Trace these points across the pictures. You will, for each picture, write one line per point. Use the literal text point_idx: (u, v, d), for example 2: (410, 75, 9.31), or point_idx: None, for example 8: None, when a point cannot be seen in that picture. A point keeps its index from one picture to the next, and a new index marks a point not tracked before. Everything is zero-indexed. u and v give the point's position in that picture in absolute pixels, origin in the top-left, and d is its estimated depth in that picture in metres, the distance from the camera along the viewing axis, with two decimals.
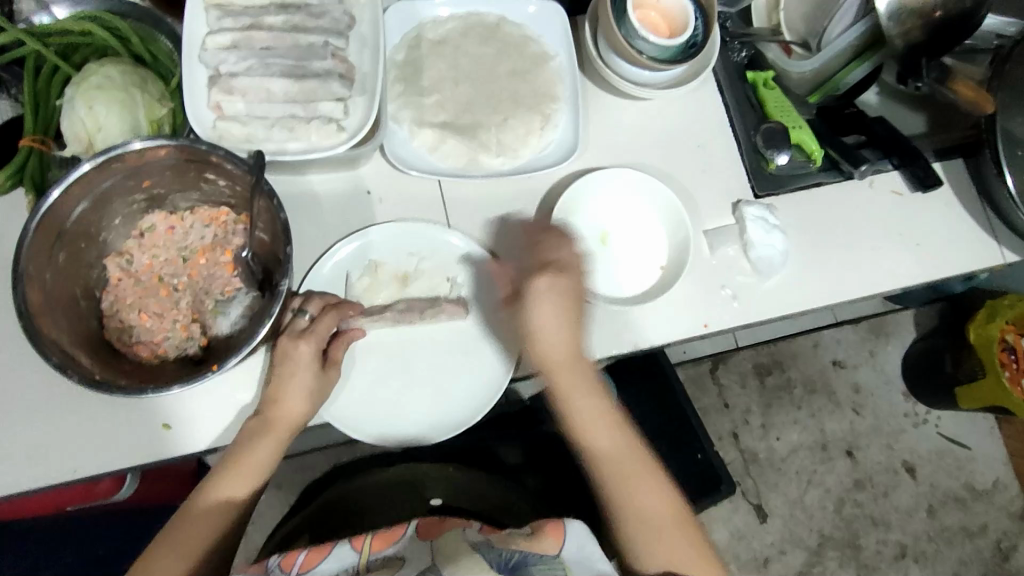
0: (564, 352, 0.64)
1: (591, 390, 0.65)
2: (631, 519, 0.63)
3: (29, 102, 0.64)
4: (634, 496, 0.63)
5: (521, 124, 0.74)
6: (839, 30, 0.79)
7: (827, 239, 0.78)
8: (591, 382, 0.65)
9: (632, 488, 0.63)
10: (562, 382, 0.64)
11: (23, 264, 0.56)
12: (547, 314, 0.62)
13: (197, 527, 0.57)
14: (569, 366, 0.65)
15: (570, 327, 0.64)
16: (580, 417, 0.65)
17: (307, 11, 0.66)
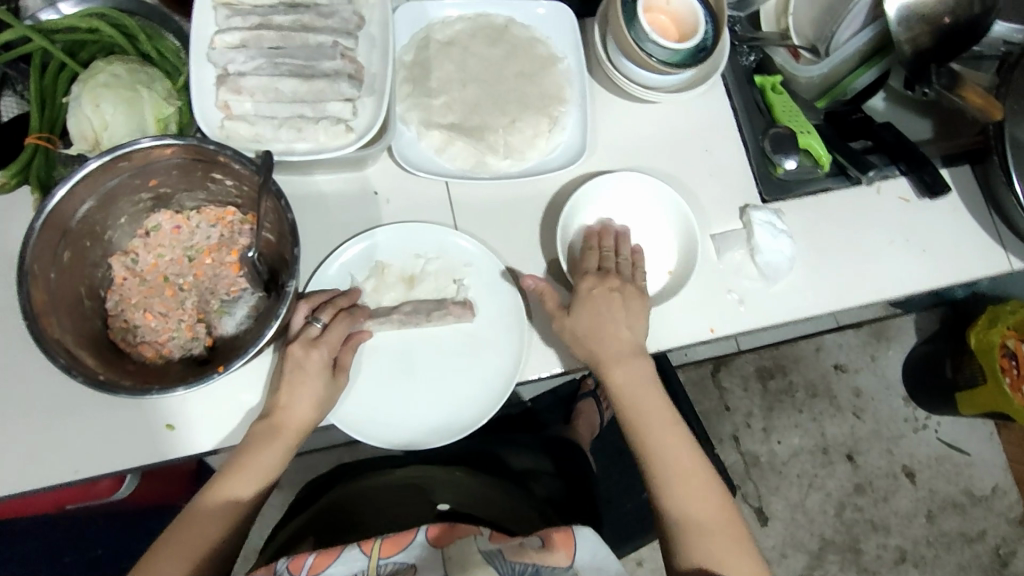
0: (613, 345, 0.65)
1: (646, 387, 0.66)
2: (685, 520, 0.60)
3: (36, 99, 0.63)
4: (688, 496, 0.61)
5: (529, 127, 0.74)
6: (848, 34, 0.81)
7: (834, 245, 0.78)
8: (646, 376, 0.66)
9: (685, 487, 0.61)
10: (618, 377, 0.65)
11: (28, 263, 0.56)
12: (598, 309, 0.66)
13: (207, 526, 0.57)
14: (625, 360, 0.65)
15: (621, 322, 0.66)
16: (636, 414, 0.65)
17: (316, 11, 0.66)
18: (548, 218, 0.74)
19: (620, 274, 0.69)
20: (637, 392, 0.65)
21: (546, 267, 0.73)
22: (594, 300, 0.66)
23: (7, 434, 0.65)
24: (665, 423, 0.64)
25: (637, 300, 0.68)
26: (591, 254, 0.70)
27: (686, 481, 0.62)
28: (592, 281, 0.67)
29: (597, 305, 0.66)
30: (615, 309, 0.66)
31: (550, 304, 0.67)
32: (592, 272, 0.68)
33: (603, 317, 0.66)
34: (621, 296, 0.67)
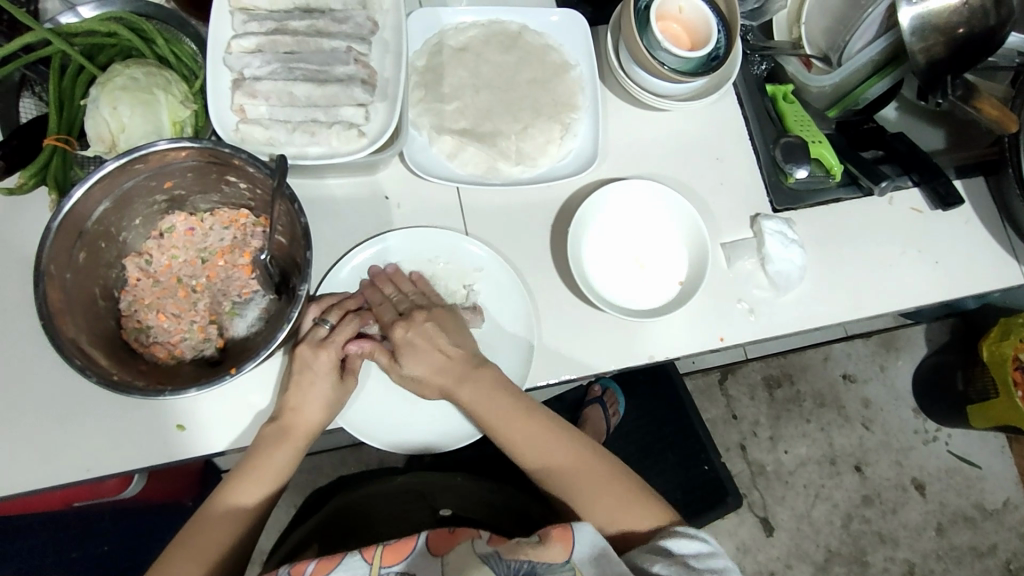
0: (455, 369, 0.65)
1: (496, 395, 0.64)
2: (578, 499, 0.63)
3: (55, 102, 0.64)
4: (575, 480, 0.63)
5: (540, 133, 0.74)
6: (861, 44, 0.80)
7: (845, 256, 0.78)
8: (489, 386, 0.64)
9: (566, 475, 0.63)
10: (467, 395, 0.64)
11: (44, 262, 0.57)
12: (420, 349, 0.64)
13: (211, 532, 0.58)
14: (467, 377, 0.64)
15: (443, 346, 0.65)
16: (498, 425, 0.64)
17: (331, 17, 0.67)
18: (558, 225, 0.74)
19: (418, 305, 0.68)
20: (489, 406, 0.64)
21: (556, 272, 0.73)
22: (412, 343, 0.64)
23: (19, 432, 0.66)
24: (528, 423, 0.64)
25: (449, 319, 0.67)
26: (385, 306, 0.67)
27: (568, 466, 0.64)
28: (402, 324, 0.65)
29: (416, 345, 0.64)
30: (436, 338, 0.65)
31: (381, 356, 0.65)
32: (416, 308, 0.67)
33: (430, 349, 0.65)
34: (435, 322, 0.66)
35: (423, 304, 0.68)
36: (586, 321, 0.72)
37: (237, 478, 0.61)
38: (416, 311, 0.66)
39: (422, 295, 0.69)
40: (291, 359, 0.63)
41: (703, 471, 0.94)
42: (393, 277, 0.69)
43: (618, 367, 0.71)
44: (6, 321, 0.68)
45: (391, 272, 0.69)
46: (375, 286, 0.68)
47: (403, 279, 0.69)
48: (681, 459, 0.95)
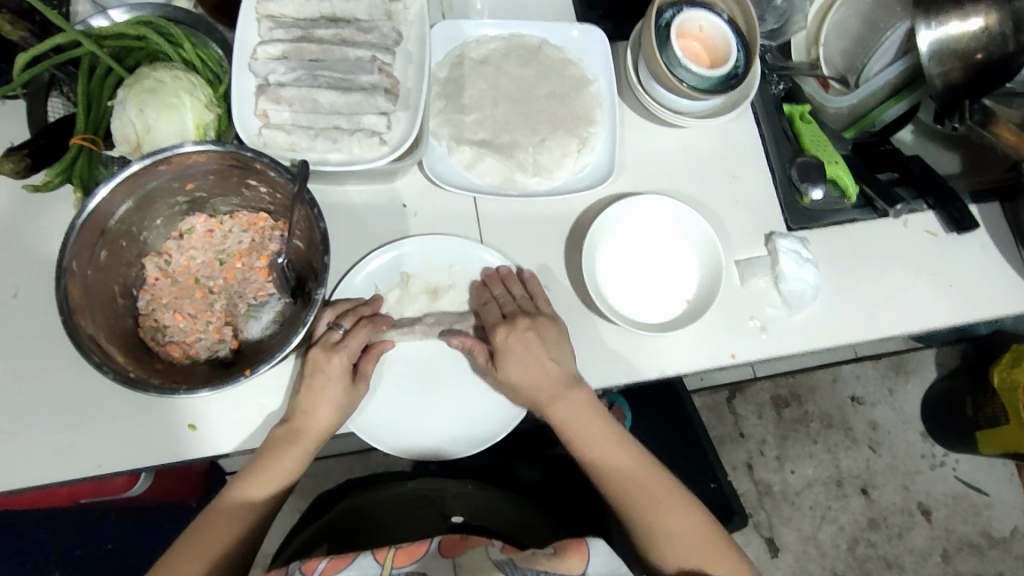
0: (549, 386, 0.65)
1: (589, 414, 0.66)
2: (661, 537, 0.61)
3: (83, 102, 0.65)
4: (665, 521, 0.61)
5: (558, 146, 0.75)
6: (878, 67, 0.82)
7: (861, 277, 0.78)
8: (583, 406, 0.66)
9: (654, 508, 0.62)
10: (559, 412, 0.65)
11: (66, 259, 0.58)
12: (522, 355, 0.66)
13: (224, 529, 0.58)
14: (561, 395, 0.65)
15: (547, 362, 0.66)
16: (588, 450, 0.65)
17: (357, 26, 0.68)
18: (573, 237, 0.75)
19: (524, 311, 0.68)
20: (582, 426, 0.65)
21: (570, 284, 0.73)
22: (512, 348, 0.66)
23: (32, 426, 0.66)
24: (616, 447, 0.65)
25: (553, 331, 0.67)
26: (491, 306, 0.69)
27: (651, 498, 0.63)
28: (504, 328, 0.67)
29: (514, 351, 0.66)
30: (535, 348, 0.66)
31: (480, 355, 0.67)
32: (522, 312, 0.68)
33: (527, 358, 0.66)
34: (536, 331, 0.67)
35: (528, 309, 0.68)
36: (599, 334, 0.72)
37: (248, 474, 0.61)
38: (522, 316, 0.67)
39: (531, 300, 0.69)
40: (307, 365, 0.63)
41: (710, 489, 0.89)
42: (505, 278, 0.70)
43: (627, 380, 0.71)
44: (23, 316, 0.69)
45: (504, 273, 0.71)
46: (486, 287, 0.71)
47: (514, 281, 0.70)
48: (688, 476, 0.94)
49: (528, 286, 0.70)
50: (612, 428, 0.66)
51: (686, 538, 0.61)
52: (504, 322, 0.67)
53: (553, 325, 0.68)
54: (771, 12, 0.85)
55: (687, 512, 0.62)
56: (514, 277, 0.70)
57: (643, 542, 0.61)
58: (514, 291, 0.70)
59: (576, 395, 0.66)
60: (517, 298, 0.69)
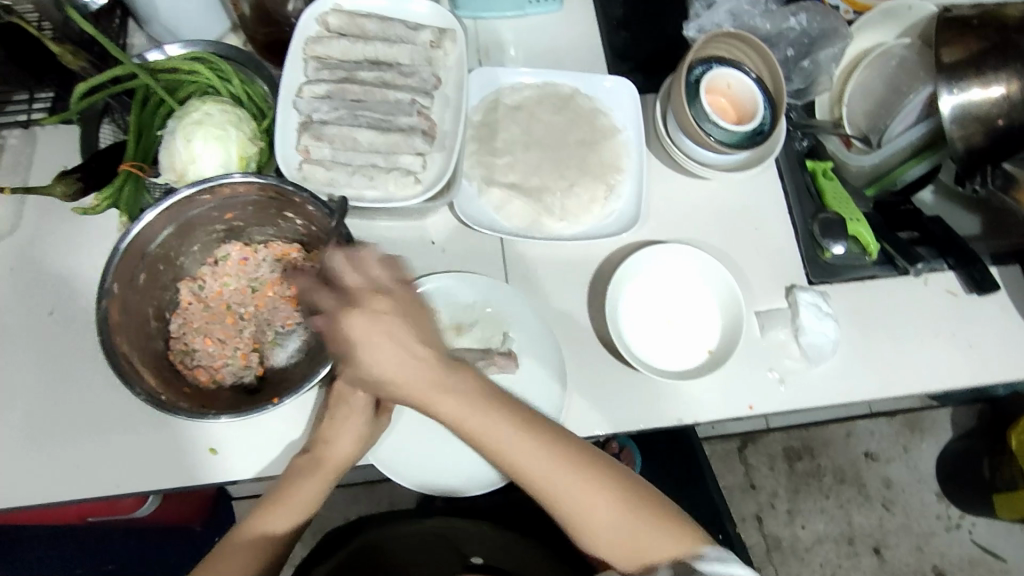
0: (415, 381, 0.56)
1: (479, 402, 0.57)
2: (596, 526, 0.59)
3: (134, 131, 0.68)
4: (592, 513, 0.59)
5: (586, 192, 0.77)
6: (901, 128, 0.84)
7: (881, 333, 0.78)
8: (470, 390, 0.57)
9: (585, 500, 0.58)
10: (447, 406, 0.57)
11: (107, 280, 0.60)
12: (382, 351, 0.54)
13: (232, 561, 0.59)
14: (444, 386, 0.56)
15: (410, 351, 0.55)
16: (487, 438, 0.58)
17: (398, 70, 0.70)
18: (595, 280, 0.76)
19: (374, 285, 0.55)
20: (482, 425, 0.57)
21: (590, 326, 0.74)
22: (369, 337, 0.53)
23: (59, 442, 0.68)
24: (524, 436, 0.58)
25: (409, 306, 0.56)
26: (342, 278, 0.55)
27: (578, 486, 0.58)
28: (356, 312, 0.53)
29: (367, 342, 0.53)
30: (395, 332, 0.54)
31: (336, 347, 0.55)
32: (371, 288, 0.54)
33: (390, 347, 0.54)
34: (395, 310, 0.54)
35: (379, 284, 0.56)
36: (618, 377, 0.73)
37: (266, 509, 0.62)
38: (376, 295, 0.54)
39: (373, 279, 0.55)
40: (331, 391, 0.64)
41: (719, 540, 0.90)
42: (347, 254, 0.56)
43: (645, 426, 0.72)
44: (58, 334, 0.71)
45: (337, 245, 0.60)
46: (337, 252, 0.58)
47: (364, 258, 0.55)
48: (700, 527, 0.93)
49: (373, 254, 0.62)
50: (513, 414, 0.58)
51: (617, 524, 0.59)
52: (350, 305, 0.54)
53: (404, 297, 0.56)
54: (798, 72, 0.86)
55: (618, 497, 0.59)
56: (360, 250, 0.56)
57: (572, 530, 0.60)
58: (367, 267, 0.56)
59: (454, 380, 0.57)
60: (368, 276, 0.55)
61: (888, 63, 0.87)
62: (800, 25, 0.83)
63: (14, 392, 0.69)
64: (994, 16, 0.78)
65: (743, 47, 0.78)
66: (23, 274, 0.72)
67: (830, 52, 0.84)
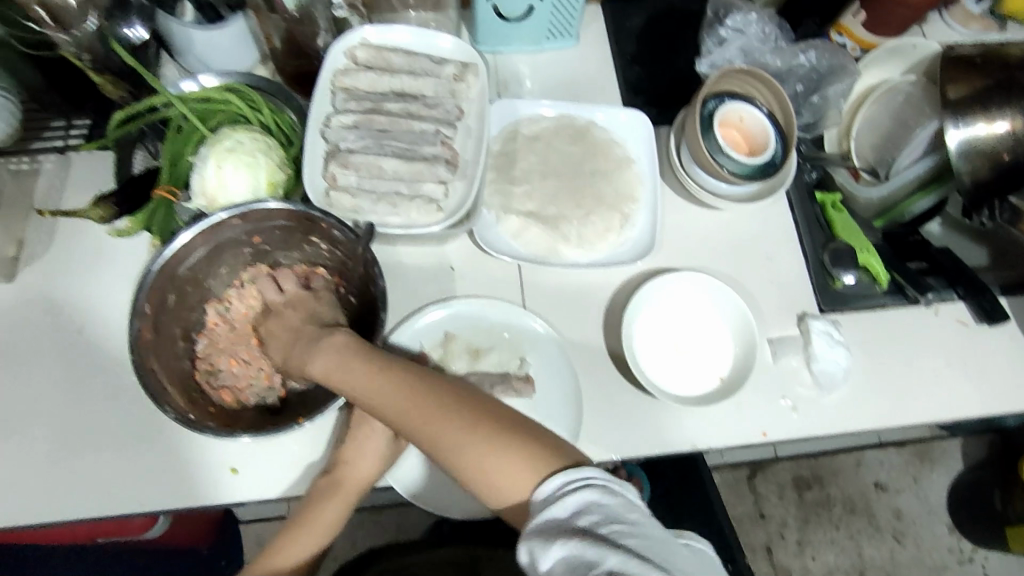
0: (291, 359, 0.64)
1: (346, 355, 0.58)
2: (470, 473, 0.52)
3: (169, 159, 0.70)
4: (471, 458, 0.51)
5: (601, 221, 0.79)
6: (908, 162, 0.88)
7: (892, 362, 0.79)
8: (337, 345, 0.60)
9: (450, 445, 0.52)
10: (317, 364, 0.59)
11: (140, 300, 0.62)
12: (273, 337, 0.67)
13: None
14: (312, 346, 0.61)
15: (285, 335, 0.66)
16: (355, 394, 0.57)
17: (423, 101, 0.73)
18: (611, 306, 0.77)
19: (287, 298, 0.70)
20: (345, 379, 0.57)
21: (606, 351, 0.76)
22: (271, 328, 0.68)
23: (85, 459, 0.69)
24: (379, 378, 0.56)
25: (309, 303, 0.68)
26: (263, 288, 0.72)
27: (437, 427, 0.53)
28: (269, 314, 0.69)
29: (271, 333, 0.67)
30: (285, 319, 0.67)
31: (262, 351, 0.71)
32: (276, 297, 0.70)
33: (280, 333, 0.66)
34: (294, 305, 0.68)
35: (290, 297, 0.69)
36: (633, 401, 0.74)
37: (290, 535, 0.62)
38: (282, 304, 0.69)
39: (280, 292, 0.71)
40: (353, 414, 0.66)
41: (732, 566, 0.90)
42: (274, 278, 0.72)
43: (659, 451, 0.73)
44: (86, 352, 0.72)
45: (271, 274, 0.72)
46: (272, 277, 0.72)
47: (281, 279, 0.71)
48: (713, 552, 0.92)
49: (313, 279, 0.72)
50: (367, 358, 0.57)
51: (501, 475, 0.50)
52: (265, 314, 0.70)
53: (322, 296, 0.69)
54: (807, 107, 0.89)
55: (503, 444, 0.51)
56: (277, 274, 0.72)
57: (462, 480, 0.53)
58: (284, 286, 0.71)
59: (329, 342, 0.60)
60: (281, 287, 0.71)
61: (895, 99, 0.90)
62: (810, 62, 0.85)
63: (41, 410, 0.70)
64: (998, 55, 0.80)
65: (754, 82, 0.81)
66: (52, 294, 0.74)
67: (838, 88, 0.87)
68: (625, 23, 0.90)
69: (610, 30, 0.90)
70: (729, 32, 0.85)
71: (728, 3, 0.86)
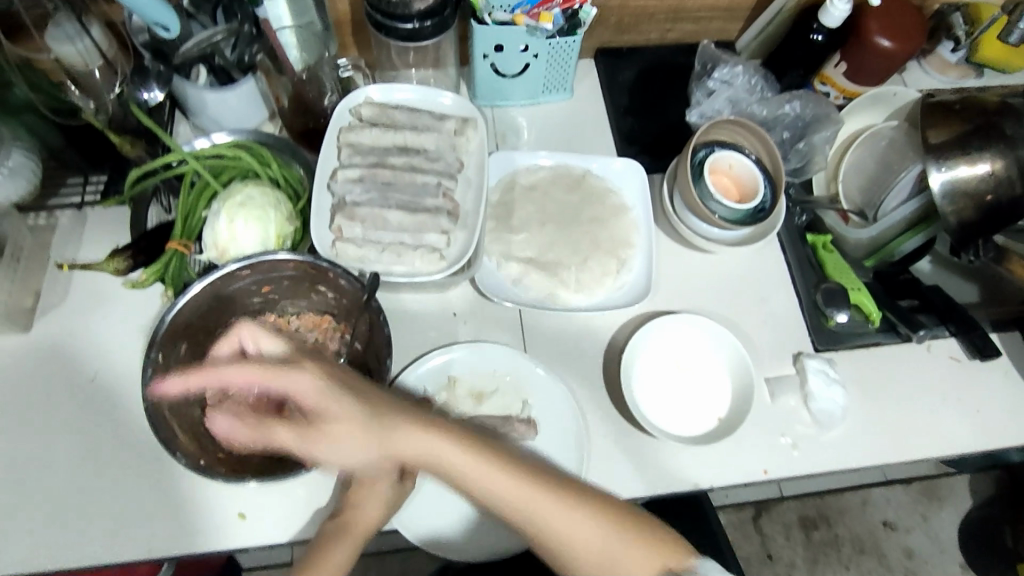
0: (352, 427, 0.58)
1: (438, 434, 0.59)
2: (571, 552, 0.58)
3: (182, 213, 0.73)
4: (574, 536, 0.57)
5: (599, 266, 0.82)
6: (894, 203, 0.89)
7: (889, 398, 0.81)
8: (431, 426, 0.59)
9: (553, 527, 0.57)
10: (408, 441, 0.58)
11: (153, 351, 0.65)
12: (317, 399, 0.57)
13: None
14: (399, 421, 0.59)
15: (344, 400, 0.58)
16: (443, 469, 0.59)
17: (425, 155, 0.76)
18: (610, 349, 0.79)
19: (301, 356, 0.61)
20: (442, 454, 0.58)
21: (607, 393, 0.77)
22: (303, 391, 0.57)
23: (95, 507, 0.70)
24: (474, 460, 0.58)
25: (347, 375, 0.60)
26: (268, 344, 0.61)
27: (545, 507, 0.57)
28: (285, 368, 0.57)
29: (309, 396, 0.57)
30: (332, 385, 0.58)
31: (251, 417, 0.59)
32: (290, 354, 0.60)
33: (330, 399, 0.57)
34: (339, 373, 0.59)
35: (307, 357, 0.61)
36: (634, 442, 0.75)
37: None
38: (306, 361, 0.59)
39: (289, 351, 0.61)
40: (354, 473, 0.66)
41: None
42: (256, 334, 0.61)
43: (662, 490, 0.73)
44: (98, 401, 0.74)
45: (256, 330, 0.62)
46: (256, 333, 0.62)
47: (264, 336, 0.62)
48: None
49: (325, 326, 0.74)
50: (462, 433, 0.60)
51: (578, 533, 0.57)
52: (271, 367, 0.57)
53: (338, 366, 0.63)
54: (794, 153, 0.92)
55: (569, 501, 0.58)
56: (301, 316, 0.75)
57: (547, 551, 0.58)
58: (308, 332, 0.74)
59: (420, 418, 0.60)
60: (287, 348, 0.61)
61: (879, 144, 0.93)
62: (795, 111, 0.90)
63: (53, 458, 0.72)
64: (976, 101, 0.84)
65: (741, 131, 0.84)
66: (65, 345, 0.76)
67: (824, 135, 0.90)
68: (617, 77, 0.94)
69: (603, 84, 0.94)
70: (716, 84, 0.90)
71: (716, 58, 0.92)
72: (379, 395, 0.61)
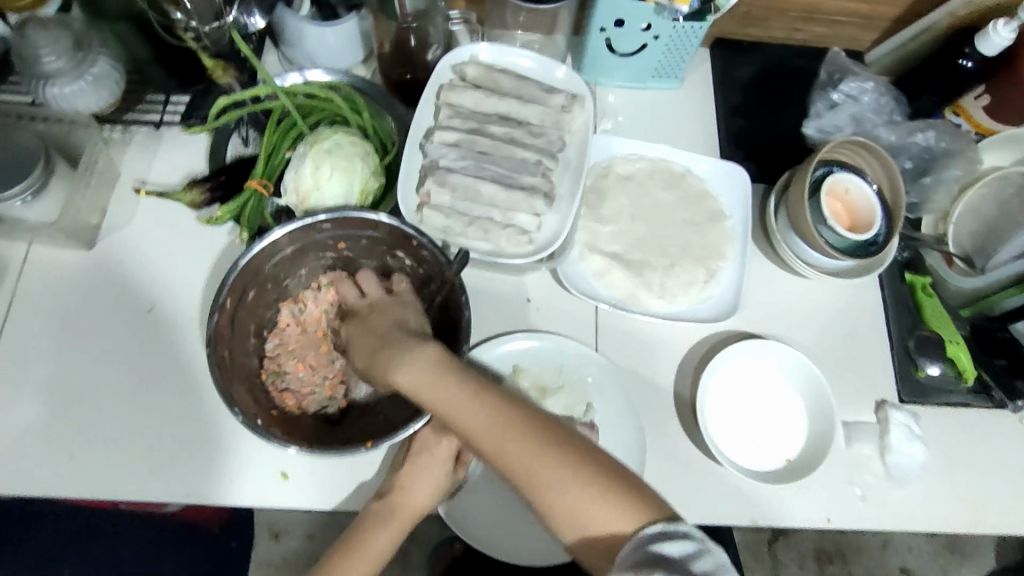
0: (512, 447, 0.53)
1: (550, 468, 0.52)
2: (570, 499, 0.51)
3: (265, 153, 0.69)
4: (569, 507, 0.51)
5: (685, 274, 0.76)
6: (1007, 256, 0.80)
7: (970, 463, 0.75)
8: (562, 469, 0.52)
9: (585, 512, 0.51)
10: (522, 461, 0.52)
11: (222, 294, 0.61)
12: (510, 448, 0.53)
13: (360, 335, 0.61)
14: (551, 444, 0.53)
15: (499, 433, 0.53)
16: (541, 486, 0.52)
17: (527, 129, 0.71)
18: (683, 363, 0.75)
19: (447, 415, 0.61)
20: (537, 475, 0.52)
21: (674, 409, 0.73)
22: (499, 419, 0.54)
23: (137, 442, 0.68)
24: (563, 472, 0.52)
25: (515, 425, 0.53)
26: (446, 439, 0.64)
27: (576, 508, 0.51)
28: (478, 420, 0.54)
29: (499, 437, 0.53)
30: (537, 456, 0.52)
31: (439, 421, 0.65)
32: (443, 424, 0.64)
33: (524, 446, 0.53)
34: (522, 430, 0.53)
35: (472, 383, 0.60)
36: (694, 465, 0.71)
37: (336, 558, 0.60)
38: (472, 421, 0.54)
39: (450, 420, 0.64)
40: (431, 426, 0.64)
41: None
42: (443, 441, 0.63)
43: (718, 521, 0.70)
44: (154, 332, 0.71)
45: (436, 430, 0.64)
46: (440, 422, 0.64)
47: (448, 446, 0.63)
48: None
49: (394, 281, 0.66)
50: (591, 477, 0.52)
51: (596, 519, 0.51)
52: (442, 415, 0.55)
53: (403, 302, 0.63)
54: (915, 188, 0.86)
55: (612, 494, 0.51)
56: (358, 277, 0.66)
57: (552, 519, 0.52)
58: (366, 290, 0.65)
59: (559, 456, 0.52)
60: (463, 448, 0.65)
61: (1005, 189, 0.81)
62: (926, 141, 0.83)
63: (103, 384, 0.69)
64: None
65: (864, 154, 0.78)
66: (127, 269, 0.73)
67: (952, 171, 0.83)
68: (734, 73, 0.88)
69: (716, 78, 0.87)
70: (842, 97, 0.84)
71: (845, 68, 0.86)
72: (538, 433, 0.53)
